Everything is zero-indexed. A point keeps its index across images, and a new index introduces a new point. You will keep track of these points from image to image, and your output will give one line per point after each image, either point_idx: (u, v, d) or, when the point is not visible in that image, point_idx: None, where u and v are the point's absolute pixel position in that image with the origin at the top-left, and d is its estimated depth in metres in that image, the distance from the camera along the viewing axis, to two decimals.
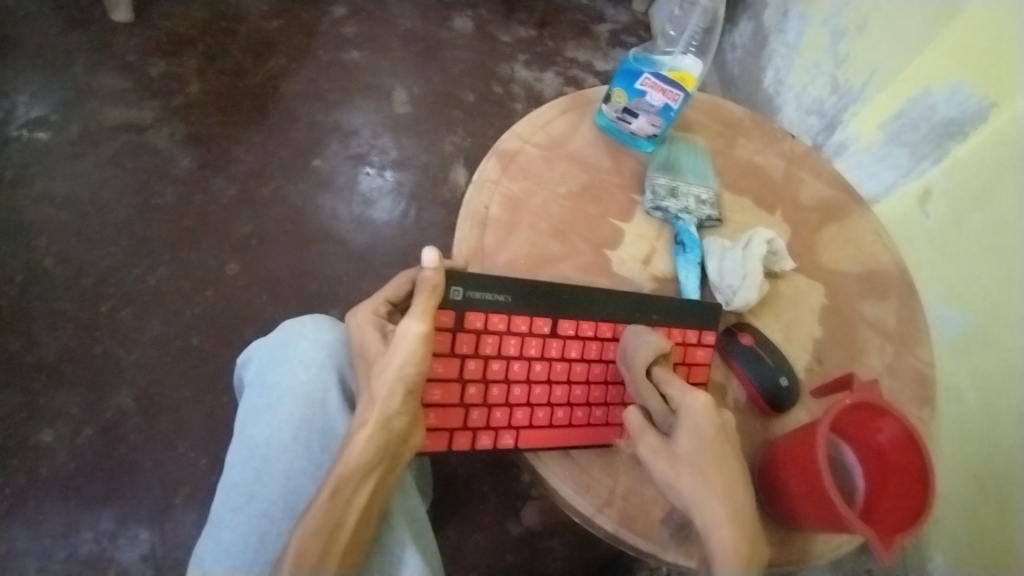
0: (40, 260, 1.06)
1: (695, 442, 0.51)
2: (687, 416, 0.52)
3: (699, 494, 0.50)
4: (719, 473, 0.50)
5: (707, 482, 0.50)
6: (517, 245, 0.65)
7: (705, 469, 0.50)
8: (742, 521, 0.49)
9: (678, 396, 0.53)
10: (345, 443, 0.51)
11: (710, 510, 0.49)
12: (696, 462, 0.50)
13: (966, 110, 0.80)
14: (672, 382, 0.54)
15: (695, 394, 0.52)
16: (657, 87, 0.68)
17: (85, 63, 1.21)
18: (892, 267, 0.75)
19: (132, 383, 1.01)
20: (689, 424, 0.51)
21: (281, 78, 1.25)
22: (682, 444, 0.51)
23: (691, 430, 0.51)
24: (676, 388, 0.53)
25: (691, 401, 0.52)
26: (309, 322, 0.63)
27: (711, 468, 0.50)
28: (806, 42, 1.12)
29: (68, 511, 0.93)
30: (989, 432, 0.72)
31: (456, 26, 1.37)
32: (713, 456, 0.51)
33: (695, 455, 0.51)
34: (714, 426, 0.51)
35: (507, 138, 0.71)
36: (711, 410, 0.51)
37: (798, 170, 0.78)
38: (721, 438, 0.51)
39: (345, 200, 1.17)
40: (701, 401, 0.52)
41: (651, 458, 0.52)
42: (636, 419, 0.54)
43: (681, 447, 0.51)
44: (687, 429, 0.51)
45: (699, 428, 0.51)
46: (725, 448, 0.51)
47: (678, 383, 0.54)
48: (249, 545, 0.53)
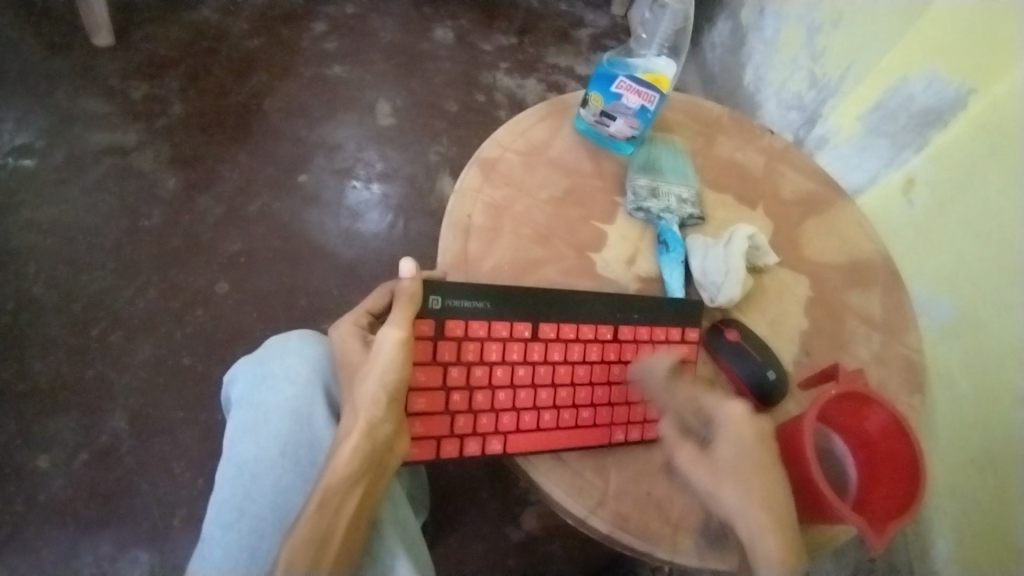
0: (29, 287, 1.06)
1: (735, 448, 0.54)
2: (725, 425, 0.55)
3: (741, 500, 0.52)
4: (761, 479, 0.52)
5: (748, 487, 0.52)
6: (501, 251, 0.66)
7: (747, 475, 0.52)
8: (782, 522, 0.51)
9: (712, 407, 0.56)
10: (333, 452, 0.51)
11: (753, 515, 0.52)
12: (735, 468, 0.53)
13: (944, 98, 0.81)
14: (707, 394, 0.57)
15: (731, 405, 0.55)
16: (632, 90, 0.68)
17: (68, 89, 1.21)
18: (876, 256, 0.76)
19: (126, 406, 1.01)
20: (729, 432, 0.55)
21: (264, 95, 1.26)
22: (722, 451, 0.54)
23: (730, 438, 0.54)
24: (711, 399, 0.57)
25: (727, 412, 0.55)
26: (293, 338, 0.64)
27: (753, 474, 0.52)
28: (783, 39, 1.13)
29: (66, 537, 0.93)
30: (981, 417, 0.73)
31: (436, 37, 1.38)
32: (753, 465, 0.53)
33: (738, 462, 0.53)
34: (754, 433, 0.54)
35: (487, 146, 0.71)
36: (750, 420, 0.54)
37: (778, 165, 0.78)
38: (760, 444, 0.54)
39: (333, 214, 1.17)
40: (738, 413, 0.55)
41: (691, 469, 0.55)
42: (671, 435, 0.58)
43: (721, 455, 0.54)
44: (726, 437, 0.54)
45: (738, 435, 0.54)
46: (765, 454, 0.53)
47: (711, 394, 0.57)
48: (239, 562, 0.53)
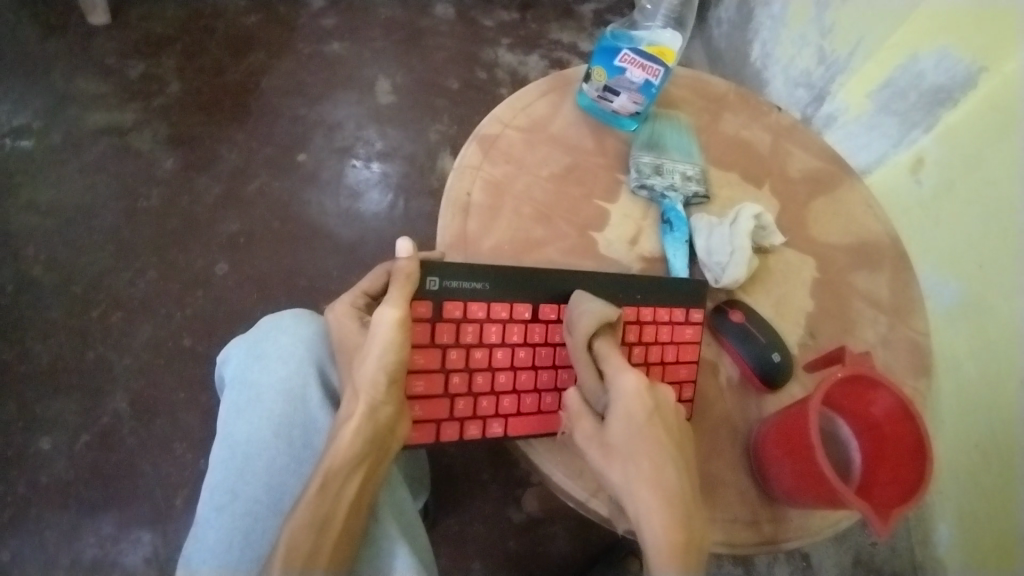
0: (29, 269, 1.05)
1: (627, 426, 0.51)
2: (619, 399, 0.51)
3: (629, 481, 0.50)
4: (652, 458, 0.50)
5: (637, 467, 0.50)
6: (501, 231, 0.65)
7: (637, 457, 0.50)
8: (676, 505, 0.49)
9: (611, 376, 0.52)
10: (333, 435, 0.51)
11: (642, 498, 0.49)
12: (628, 449, 0.50)
13: (955, 76, 0.78)
14: (608, 360, 0.53)
15: (628, 375, 0.51)
16: (636, 63, 0.66)
17: (65, 68, 1.19)
18: (884, 237, 0.74)
19: (127, 387, 1.00)
20: (621, 406, 0.51)
21: (262, 73, 1.24)
22: (616, 430, 0.51)
23: (622, 414, 0.51)
24: (612, 366, 0.52)
25: (623, 382, 0.51)
26: (287, 317, 0.63)
27: (644, 454, 0.50)
28: (791, 13, 1.09)
29: (69, 517, 0.93)
30: (989, 401, 0.72)
31: (437, 12, 1.35)
32: (647, 440, 0.50)
33: (628, 439, 0.50)
34: (647, 408, 0.51)
35: (487, 122, 0.70)
36: (644, 393, 0.51)
37: (786, 143, 0.76)
38: (653, 419, 0.51)
39: (332, 194, 1.16)
40: (633, 383, 0.51)
41: (585, 445, 0.52)
42: (574, 403, 0.53)
43: (614, 432, 0.51)
44: (618, 412, 0.51)
45: (632, 412, 0.51)
46: (659, 432, 0.51)
47: (615, 361, 0.52)
48: (233, 544, 0.52)
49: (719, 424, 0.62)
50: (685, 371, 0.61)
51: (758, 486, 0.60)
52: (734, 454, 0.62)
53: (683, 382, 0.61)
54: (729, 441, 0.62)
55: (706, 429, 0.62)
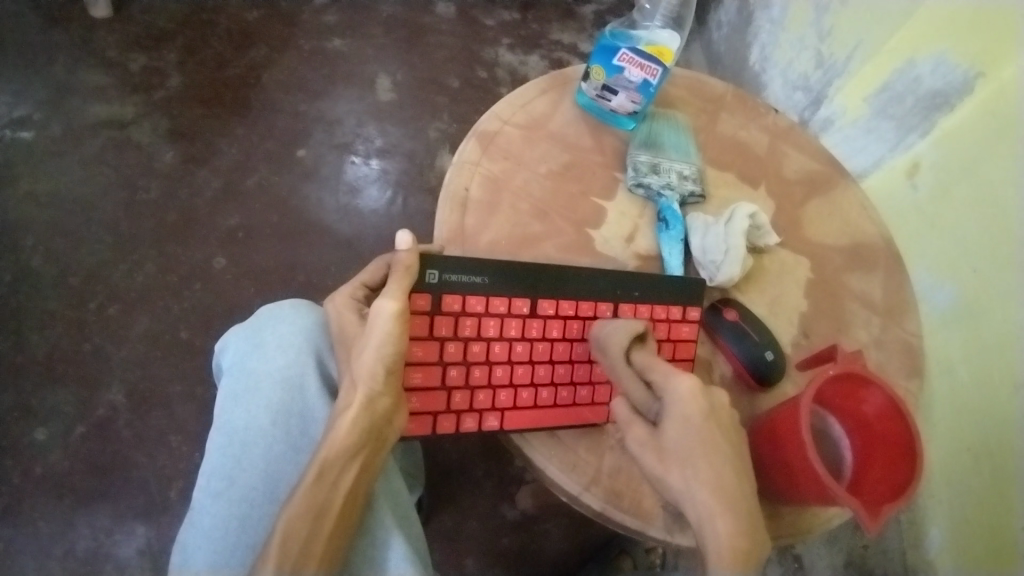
0: (27, 260, 1.06)
1: (683, 433, 0.50)
2: (674, 404, 0.51)
3: (690, 484, 0.50)
4: (712, 464, 0.50)
5: (697, 471, 0.50)
6: (498, 226, 0.65)
7: (695, 464, 0.50)
8: (738, 505, 0.48)
9: (664, 381, 0.52)
10: (331, 425, 0.51)
11: (702, 501, 0.49)
12: (684, 454, 0.50)
13: (951, 82, 0.79)
14: (658, 367, 0.53)
15: (680, 381, 0.51)
16: (634, 63, 0.67)
17: (66, 60, 1.19)
18: (878, 239, 0.75)
19: (124, 378, 1.01)
20: (677, 411, 0.51)
21: (263, 69, 1.24)
22: (672, 434, 0.51)
23: (677, 418, 0.51)
24: (661, 372, 0.52)
25: (677, 386, 0.51)
26: (286, 307, 0.63)
27: (703, 461, 0.50)
28: (790, 17, 1.09)
29: (64, 508, 0.93)
30: (980, 404, 0.73)
31: (437, 11, 1.36)
32: (704, 444, 0.50)
33: (685, 443, 0.50)
34: (704, 411, 0.51)
35: (487, 119, 0.70)
36: (699, 395, 0.51)
37: (782, 145, 0.77)
38: (709, 422, 0.51)
39: (331, 190, 1.16)
40: (687, 387, 0.51)
41: (640, 451, 0.52)
42: (625, 411, 0.53)
43: (671, 437, 0.51)
44: (675, 416, 0.51)
45: (689, 417, 0.50)
46: (715, 433, 0.51)
47: (665, 367, 0.53)
48: (229, 531, 0.53)
49: None
50: (681, 368, 0.62)
51: None
52: None
53: None
54: None
55: None
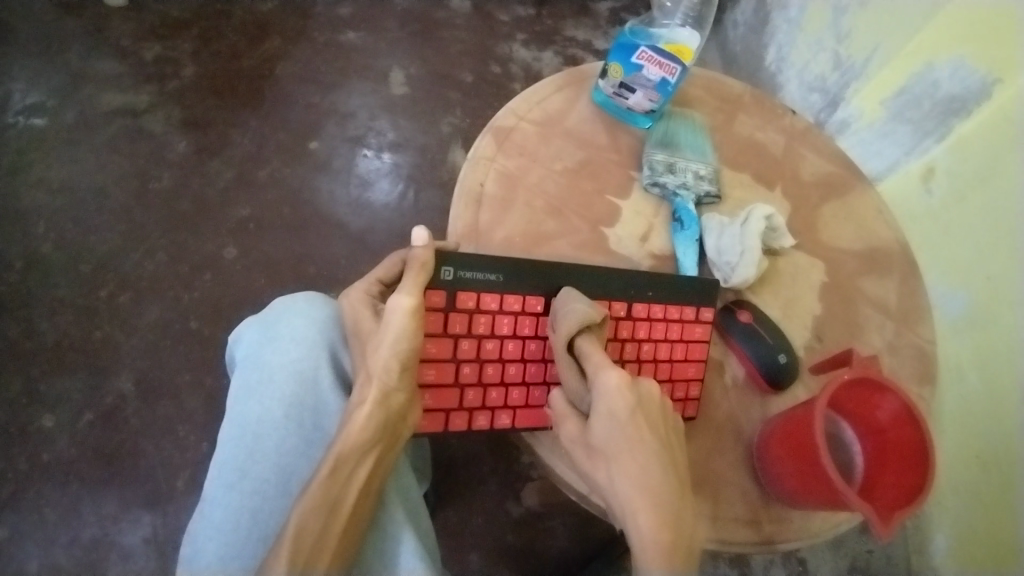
0: (39, 247, 1.06)
1: (611, 428, 0.49)
2: (600, 399, 0.49)
3: (616, 481, 0.49)
4: (637, 461, 0.49)
5: (623, 468, 0.49)
6: (512, 223, 0.65)
7: (621, 458, 0.49)
8: (661, 505, 0.48)
9: (592, 375, 0.50)
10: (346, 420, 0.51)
11: (627, 499, 0.48)
12: (611, 451, 0.49)
13: (970, 87, 0.78)
14: (590, 358, 0.51)
15: (608, 374, 0.49)
16: (654, 61, 0.67)
17: (80, 48, 1.20)
18: (894, 244, 0.74)
19: (133, 367, 1.01)
20: (604, 405, 0.49)
21: (276, 60, 1.24)
22: (598, 431, 0.50)
23: (604, 414, 0.49)
24: (591, 365, 0.50)
25: (605, 381, 0.49)
26: (300, 300, 0.63)
27: (629, 456, 0.49)
28: (808, 18, 1.08)
29: (71, 495, 0.94)
30: (991, 412, 0.72)
31: (452, 5, 1.35)
32: (630, 440, 0.49)
33: (612, 439, 0.49)
34: (630, 406, 0.49)
35: (502, 114, 0.70)
36: (625, 391, 0.49)
37: (799, 147, 0.76)
38: (636, 417, 0.49)
39: (343, 182, 1.16)
40: (614, 382, 0.49)
41: (571, 446, 0.51)
42: (559, 404, 0.52)
43: (598, 433, 0.50)
44: (600, 412, 0.49)
45: (615, 413, 0.49)
46: (641, 428, 0.49)
47: (597, 358, 0.50)
48: (241, 523, 0.53)
49: (723, 424, 0.63)
50: (693, 370, 0.62)
51: (760, 485, 0.61)
52: (738, 453, 0.62)
53: (690, 380, 0.62)
54: (733, 440, 0.62)
55: (710, 429, 0.62)
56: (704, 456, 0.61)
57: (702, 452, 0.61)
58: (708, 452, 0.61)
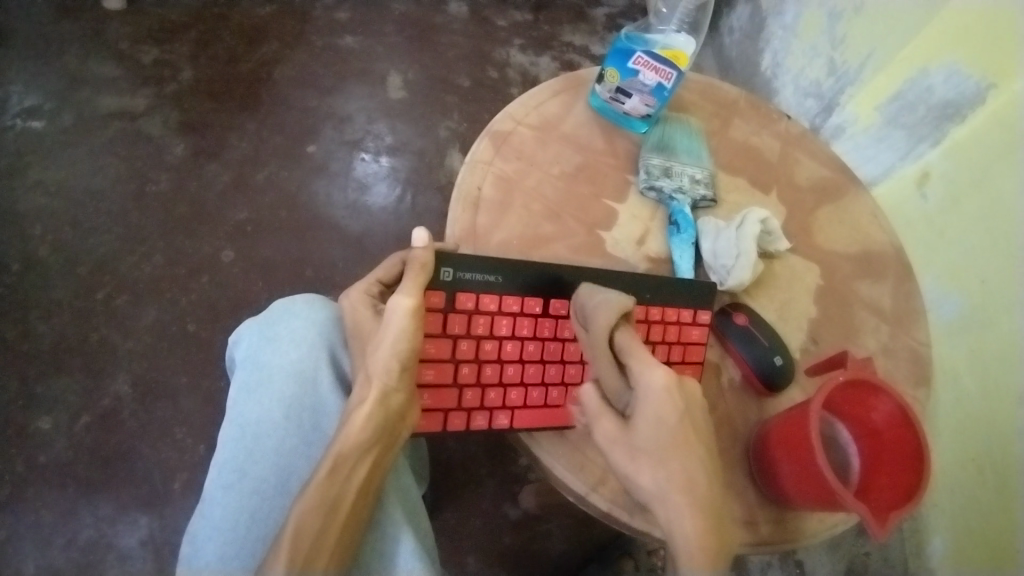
0: (35, 249, 1.06)
1: (657, 429, 0.49)
2: (649, 399, 0.49)
3: (659, 482, 0.49)
4: (683, 461, 0.49)
5: (668, 469, 0.49)
6: (509, 226, 0.65)
7: (667, 459, 0.49)
8: (708, 506, 0.48)
9: (638, 371, 0.50)
10: (345, 420, 0.51)
11: (673, 500, 0.48)
12: (657, 451, 0.49)
13: (963, 92, 0.78)
14: (635, 354, 0.51)
15: (656, 373, 0.50)
16: (649, 66, 0.67)
17: (78, 52, 1.20)
18: (888, 248, 0.74)
19: (130, 369, 1.01)
20: (650, 406, 0.49)
21: (274, 64, 1.24)
22: (642, 433, 0.49)
23: (652, 414, 0.49)
24: (636, 362, 0.50)
25: (654, 380, 0.49)
26: (299, 301, 0.63)
27: (675, 456, 0.49)
28: (803, 24, 1.09)
29: (67, 497, 0.94)
30: (985, 414, 0.73)
31: (450, 10, 1.35)
32: (676, 441, 0.49)
33: (656, 441, 0.49)
34: (676, 407, 0.50)
35: (500, 119, 0.70)
36: (673, 391, 0.50)
37: (794, 151, 0.77)
38: (681, 418, 0.50)
39: (340, 186, 1.17)
40: (663, 381, 0.49)
41: (608, 446, 0.50)
42: (594, 402, 0.51)
43: (643, 433, 0.49)
44: (648, 412, 0.49)
45: (663, 414, 0.49)
46: (687, 429, 0.50)
47: (640, 354, 0.51)
48: (239, 523, 0.53)
49: (720, 426, 0.63)
50: (690, 372, 0.62)
51: (756, 486, 0.61)
52: (734, 454, 0.62)
53: None
54: (730, 442, 0.63)
55: None
56: None
57: None
58: None
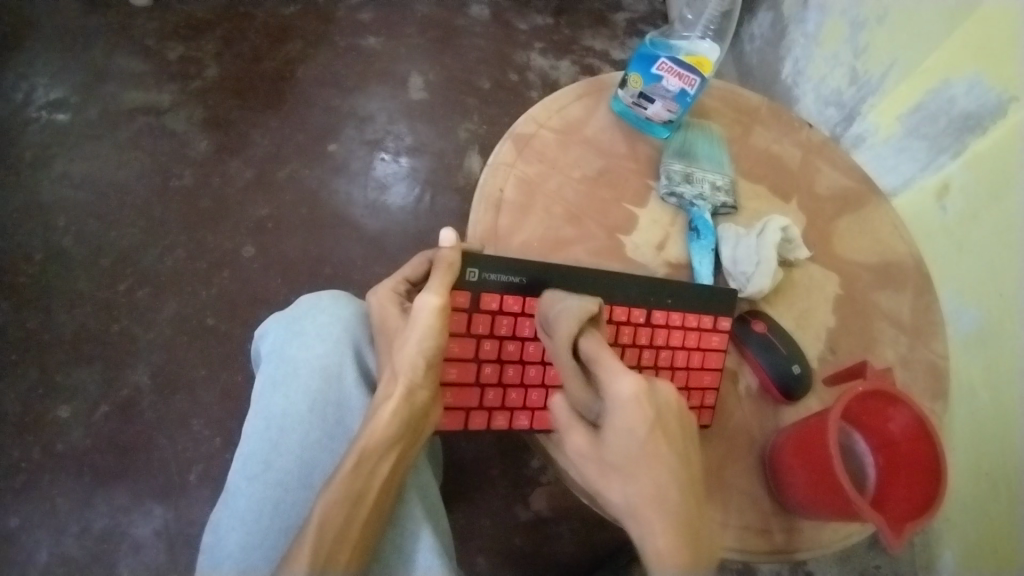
0: (58, 240, 1.08)
1: (625, 442, 0.48)
2: (617, 411, 0.47)
3: (631, 495, 0.48)
4: (652, 476, 0.48)
5: (637, 483, 0.48)
6: (531, 228, 0.66)
7: (636, 473, 0.48)
8: (678, 520, 0.47)
9: (607, 379, 0.47)
10: (371, 416, 0.52)
11: (643, 515, 0.47)
12: (625, 465, 0.48)
13: (985, 104, 0.78)
14: (603, 361, 0.48)
15: (625, 382, 0.47)
16: (673, 72, 0.68)
17: (104, 47, 1.22)
18: (908, 258, 0.74)
19: (148, 361, 1.02)
20: (620, 417, 0.47)
21: (297, 63, 1.26)
22: (612, 447, 0.49)
23: (619, 427, 0.48)
24: (607, 369, 0.47)
25: (621, 390, 0.47)
26: (326, 297, 0.64)
27: (645, 470, 0.48)
28: (825, 31, 1.07)
29: (84, 485, 0.95)
30: (999, 428, 0.72)
31: (472, 13, 1.36)
32: (647, 455, 0.48)
33: (626, 456, 0.48)
34: (647, 419, 0.47)
35: (523, 121, 0.71)
36: (643, 400, 0.47)
37: (816, 159, 0.77)
38: (653, 430, 0.48)
39: (360, 185, 1.18)
40: (632, 391, 0.47)
41: (582, 459, 0.50)
42: (565, 413, 0.51)
43: (611, 445, 0.49)
44: (616, 425, 0.48)
45: (632, 426, 0.47)
46: (659, 442, 0.48)
47: (611, 361, 0.47)
48: (264, 514, 0.54)
49: (735, 433, 0.63)
50: (709, 378, 0.63)
51: (771, 494, 0.61)
52: (750, 461, 0.62)
53: (706, 388, 0.62)
54: (745, 449, 0.63)
55: (722, 437, 0.63)
56: (716, 464, 0.62)
57: (714, 459, 0.62)
58: (721, 459, 0.62)
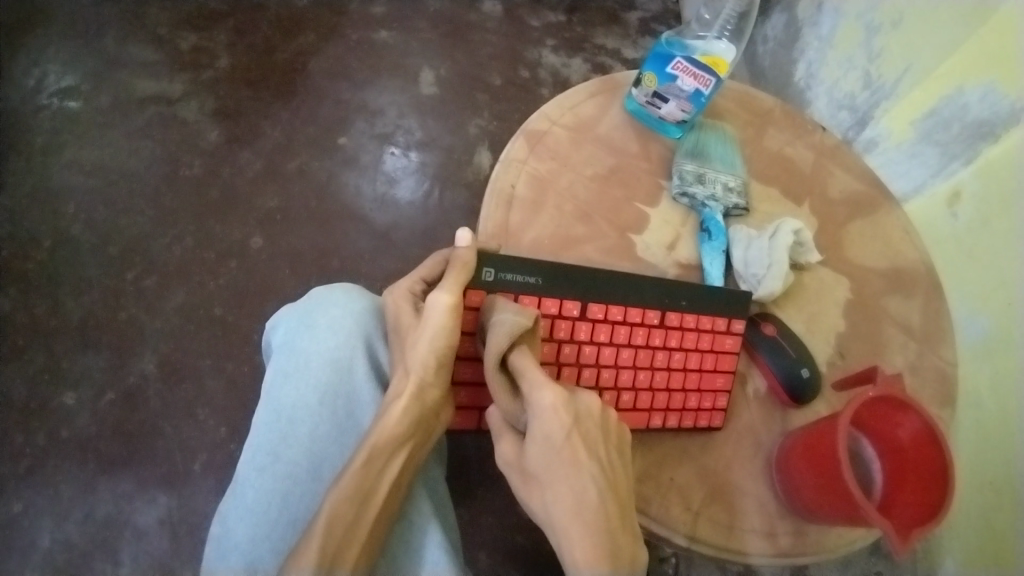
0: (67, 226, 1.08)
1: (545, 450, 0.49)
2: (536, 418, 0.49)
3: (550, 505, 0.49)
4: (569, 485, 0.49)
5: (554, 492, 0.49)
6: (542, 225, 0.66)
7: (553, 484, 0.49)
8: (593, 528, 0.48)
9: (529, 391, 0.49)
10: (381, 413, 0.53)
11: (561, 524, 0.48)
12: (545, 473, 0.49)
13: (998, 112, 0.77)
14: (528, 373, 0.50)
15: (545, 392, 0.49)
16: (688, 72, 0.68)
17: (116, 34, 1.22)
18: (919, 264, 0.74)
19: (155, 349, 1.02)
20: (539, 426, 0.49)
21: (309, 56, 1.26)
22: (533, 458, 0.50)
23: (538, 435, 0.49)
24: (528, 382, 0.50)
25: (542, 399, 0.49)
26: (338, 290, 0.64)
27: (559, 480, 0.49)
28: (839, 35, 1.06)
29: (87, 472, 0.96)
30: (1002, 436, 0.72)
31: (484, 8, 1.36)
32: (566, 464, 0.49)
33: (546, 465, 0.49)
34: (565, 428, 0.49)
35: (536, 118, 0.70)
36: (562, 409, 0.49)
37: (828, 163, 0.76)
38: (571, 440, 0.49)
39: (369, 178, 1.18)
40: (551, 401, 0.49)
41: (506, 469, 0.51)
42: (495, 420, 0.53)
43: (532, 455, 0.50)
44: (535, 433, 0.49)
45: (549, 434, 0.49)
46: (578, 451, 0.49)
47: (534, 374, 0.50)
48: (272, 505, 0.54)
49: (743, 436, 0.63)
50: (722, 381, 0.63)
51: (777, 497, 0.61)
52: (756, 465, 0.62)
53: (718, 391, 0.63)
54: (752, 452, 0.63)
55: (729, 439, 0.63)
56: (722, 466, 0.62)
57: (721, 461, 0.62)
58: (728, 461, 0.62)
